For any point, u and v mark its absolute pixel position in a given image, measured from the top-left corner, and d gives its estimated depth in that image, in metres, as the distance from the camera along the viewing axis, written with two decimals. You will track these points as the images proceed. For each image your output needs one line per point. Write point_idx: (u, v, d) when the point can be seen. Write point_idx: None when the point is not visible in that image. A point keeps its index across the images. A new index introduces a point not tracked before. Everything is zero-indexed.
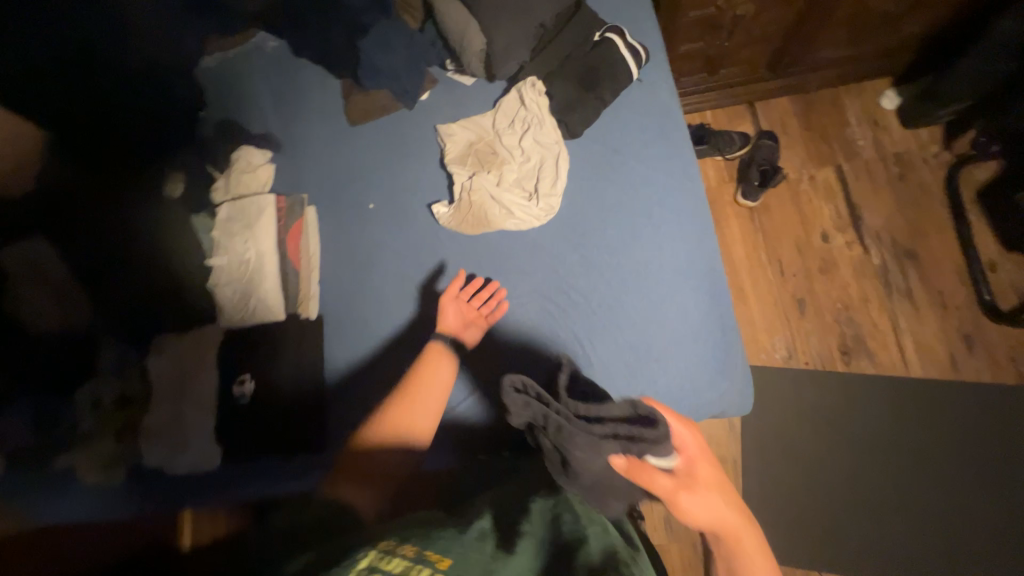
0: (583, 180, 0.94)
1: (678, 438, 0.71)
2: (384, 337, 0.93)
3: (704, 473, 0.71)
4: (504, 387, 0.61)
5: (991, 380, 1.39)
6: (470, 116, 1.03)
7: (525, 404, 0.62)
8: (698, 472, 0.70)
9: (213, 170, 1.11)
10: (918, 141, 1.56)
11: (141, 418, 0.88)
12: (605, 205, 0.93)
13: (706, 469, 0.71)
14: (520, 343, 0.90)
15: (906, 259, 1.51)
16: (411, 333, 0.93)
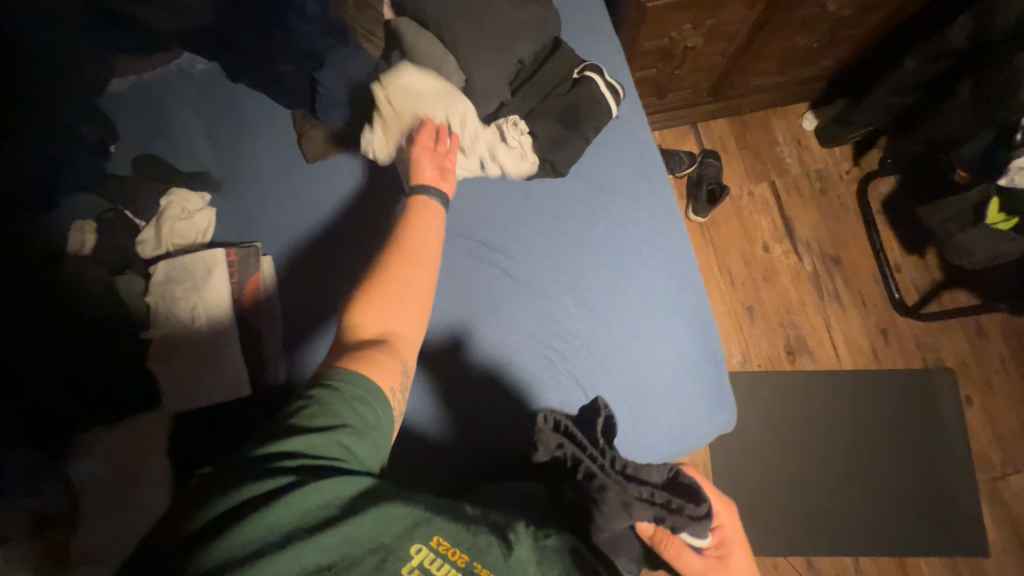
0: (570, 219, 0.93)
1: (717, 518, 0.74)
2: None
3: (740, 563, 0.72)
4: (540, 419, 0.71)
5: (904, 367, 1.62)
6: (425, 102, 0.87)
7: (564, 439, 0.71)
8: (731, 559, 0.73)
9: (135, 219, 0.94)
10: (834, 159, 1.76)
11: (69, 541, 0.72)
12: (592, 245, 0.92)
13: (744, 557, 0.73)
14: (520, 393, 0.86)
15: (833, 265, 1.70)
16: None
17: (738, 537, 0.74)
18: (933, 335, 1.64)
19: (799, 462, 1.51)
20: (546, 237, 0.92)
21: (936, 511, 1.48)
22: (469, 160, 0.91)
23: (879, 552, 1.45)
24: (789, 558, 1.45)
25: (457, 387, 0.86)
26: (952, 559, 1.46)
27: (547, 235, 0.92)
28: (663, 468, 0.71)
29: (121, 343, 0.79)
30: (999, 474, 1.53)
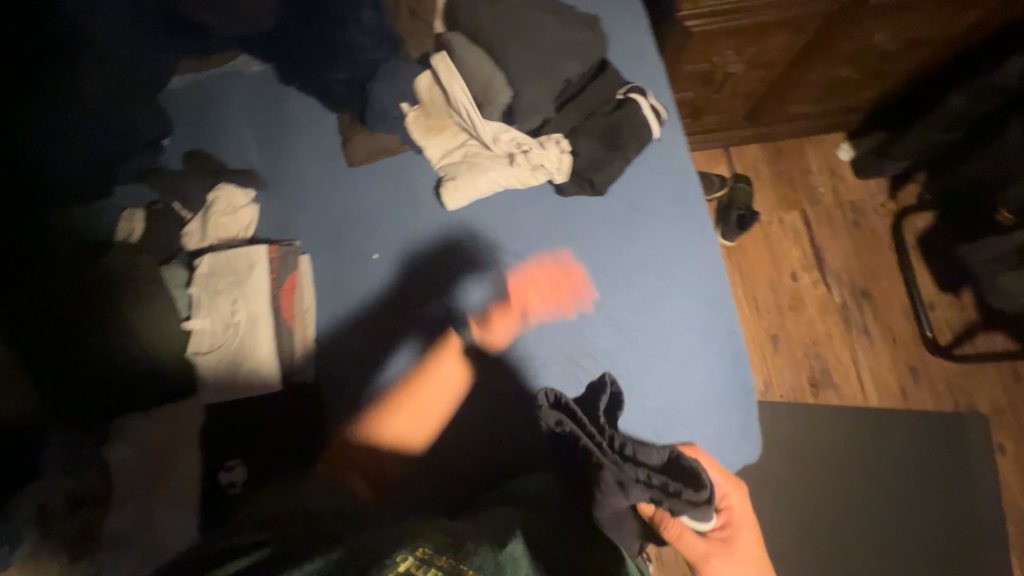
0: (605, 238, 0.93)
1: (725, 497, 0.76)
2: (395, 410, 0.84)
3: (746, 545, 0.74)
4: (540, 395, 0.68)
5: (933, 407, 1.57)
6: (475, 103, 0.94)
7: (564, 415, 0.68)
8: (736, 539, 0.74)
9: (184, 212, 0.98)
10: (869, 190, 1.73)
11: (100, 524, 0.73)
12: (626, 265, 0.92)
13: (750, 539, 0.75)
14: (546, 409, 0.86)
15: (863, 297, 1.66)
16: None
17: (745, 519, 0.76)
18: (965, 377, 1.59)
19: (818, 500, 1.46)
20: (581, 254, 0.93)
21: None
22: (508, 172, 0.93)
23: None
24: None
25: (484, 399, 0.86)
26: None
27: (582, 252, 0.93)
28: (662, 450, 0.70)
29: (161, 334, 0.80)
30: None
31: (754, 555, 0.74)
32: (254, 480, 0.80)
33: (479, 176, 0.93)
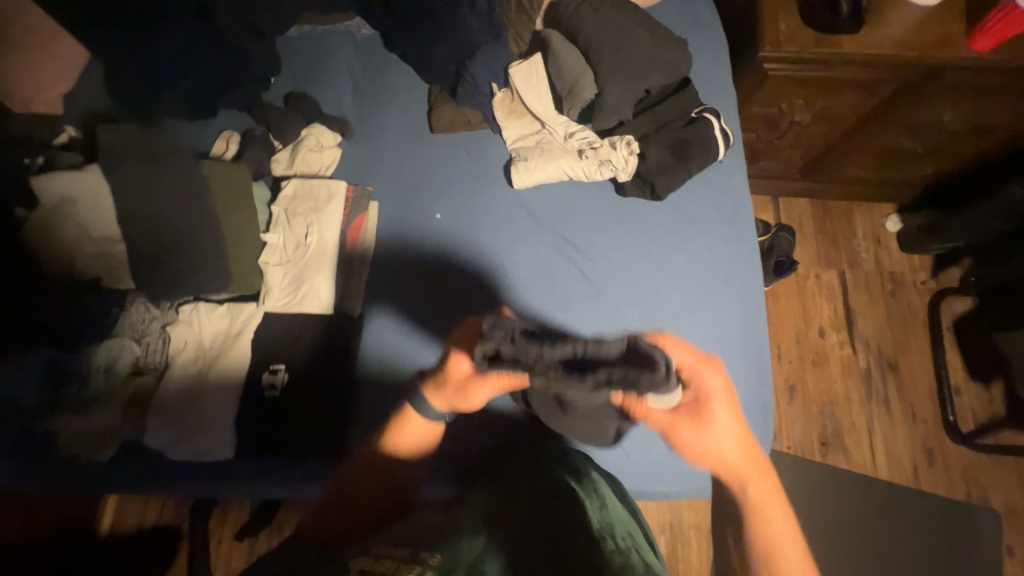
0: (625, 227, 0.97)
1: (697, 375, 0.69)
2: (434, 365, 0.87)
3: (723, 419, 0.68)
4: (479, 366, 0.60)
5: (944, 494, 1.53)
6: (552, 99, 1.03)
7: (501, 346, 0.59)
8: (708, 410, 0.68)
9: (276, 143, 1.08)
10: (912, 266, 1.74)
11: (151, 393, 0.81)
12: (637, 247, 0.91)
13: (723, 410, 0.68)
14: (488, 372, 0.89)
15: (888, 368, 1.65)
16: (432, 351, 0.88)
17: (720, 391, 0.69)
18: (982, 471, 1.55)
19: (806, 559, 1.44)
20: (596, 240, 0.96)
21: None
22: (576, 165, 1.00)
23: None
24: None
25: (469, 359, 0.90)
26: None
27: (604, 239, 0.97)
28: (618, 340, 0.58)
29: (241, 242, 0.87)
30: None
31: (729, 428, 0.69)
32: (294, 388, 0.85)
33: (549, 161, 1.00)
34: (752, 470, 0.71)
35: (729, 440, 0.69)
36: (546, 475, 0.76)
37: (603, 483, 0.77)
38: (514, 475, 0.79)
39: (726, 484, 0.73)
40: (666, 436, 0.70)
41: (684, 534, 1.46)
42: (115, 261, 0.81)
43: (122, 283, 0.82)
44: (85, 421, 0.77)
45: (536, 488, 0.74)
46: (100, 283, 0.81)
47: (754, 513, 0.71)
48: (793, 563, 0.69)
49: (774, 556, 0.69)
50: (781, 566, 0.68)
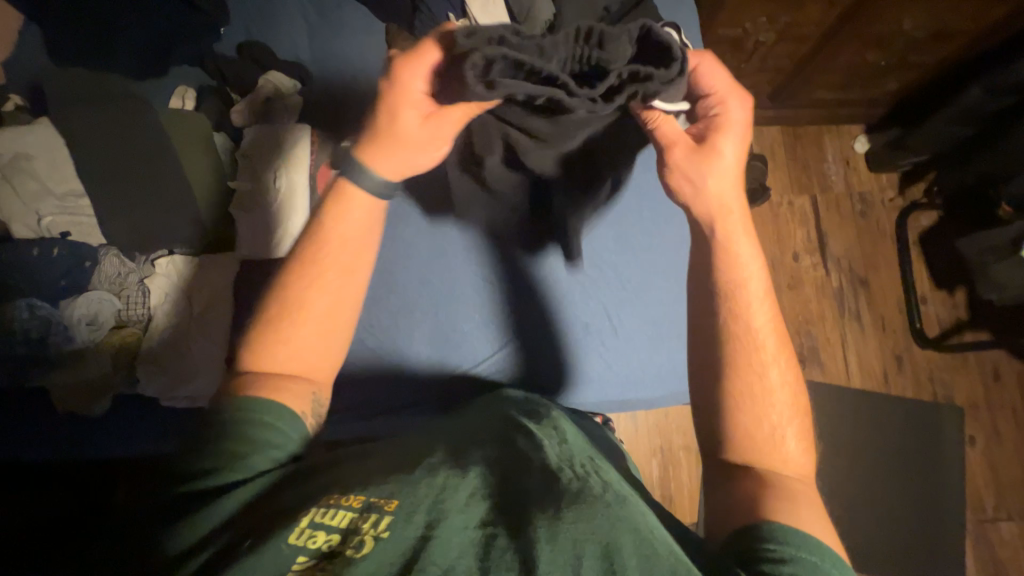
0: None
1: (722, 105, 0.69)
2: (433, 297, 0.96)
3: (726, 150, 0.69)
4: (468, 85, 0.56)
5: (912, 395, 1.64)
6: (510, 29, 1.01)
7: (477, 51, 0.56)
8: (718, 141, 0.69)
9: (235, 95, 1.04)
10: (880, 184, 1.79)
11: (139, 344, 0.82)
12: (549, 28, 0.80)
13: (733, 147, 0.69)
14: (468, 350, 0.95)
15: (859, 284, 1.72)
16: (434, 282, 0.97)
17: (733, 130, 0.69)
18: (948, 371, 1.66)
19: None
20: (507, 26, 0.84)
21: (916, 538, 1.51)
22: None
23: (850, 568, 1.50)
24: None
25: (457, 330, 0.96)
26: None
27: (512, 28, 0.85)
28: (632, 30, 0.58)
29: (209, 191, 0.87)
30: (988, 517, 1.56)
31: (730, 164, 0.69)
32: None
33: None
34: (733, 217, 0.71)
35: (729, 176, 0.69)
36: (501, 417, 0.72)
37: (561, 419, 0.74)
38: (468, 416, 0.76)
39: (705, 232, 0.72)
40: (660, 159, 0.73)
41: (675, 454, 1.54)
42: (81, 216, 0.81)
43: (91, 239, 0.82)
44: (74, 372, 0.79)
45: (492, 426, 0.70)
46: (68, 239, 0.81)
47: (739, 319, 0.68)
48: (770, 398, 0.66)
49: (751, 373, 0.67)
50: (760, 389, 0.66)
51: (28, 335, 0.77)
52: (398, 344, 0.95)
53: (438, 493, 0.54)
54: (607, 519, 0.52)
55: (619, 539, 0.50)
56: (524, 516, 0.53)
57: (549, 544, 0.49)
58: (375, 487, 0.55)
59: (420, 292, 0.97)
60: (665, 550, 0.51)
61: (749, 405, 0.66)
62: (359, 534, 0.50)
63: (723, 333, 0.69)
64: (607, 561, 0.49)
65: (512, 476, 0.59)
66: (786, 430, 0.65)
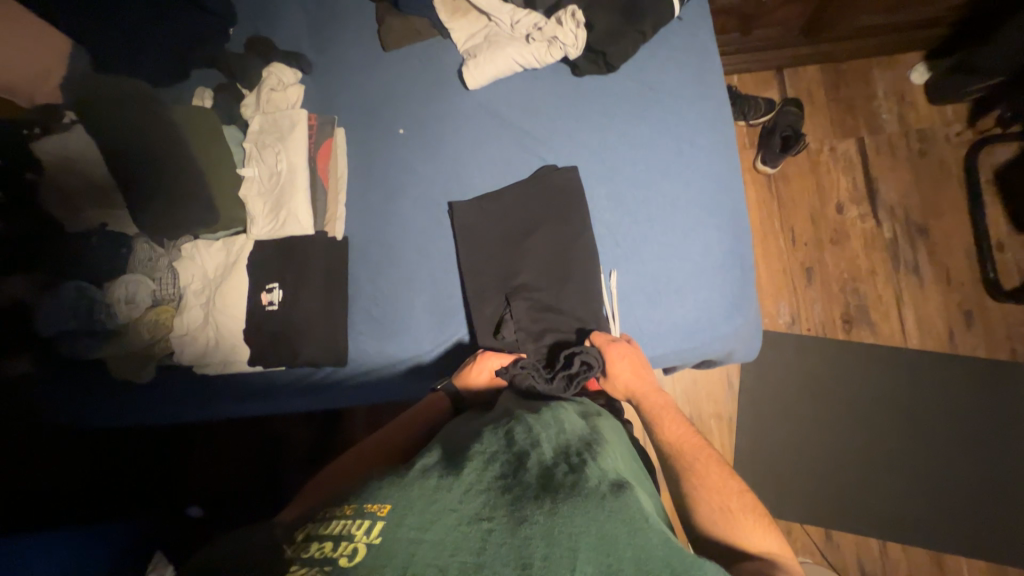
0: (553, 241, 0.94)
1: (605, 348, 0.87)
2: (426, 266, 0.98)
3: (622, 370, 0.85)
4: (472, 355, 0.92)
5: (985, 354, 1.46)
6: None
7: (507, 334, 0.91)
8: (618, 371, 0.85)
9: (243, 89, 1.10)
10: (943, 119, 1.58)
11: (173, 318, 0.93)
12: (556, 251, 0.93)
13: (625, 369, 0.85)
14: (462, 317, 0.96)
15: (918, 234, 1.54)
16: (428, 251, 0.98)
17: (625, 355, 0.86)
18: None
19: (828, 434, 1.45)
20: (522, 242, 0.95)
21: (987, 508, 1.37)
22: (524, 50, 0.97)
23: (910, 543, 1.36)
24: (805, 529, 1.40)
25: (451, 297, 0.96)
26: (998, 566, 1.33)
27: (537, 257, 0.94)
28: (595, 352, 0.86)
29: (225, 180, 0.96)
30: None
31: (629, 377, 0.85)
32: (289, 302, 0.95)
33: (495, 47, 0.98)
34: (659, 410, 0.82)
35: (635, 381, 0.85)
36: (500, 413, 0.74)
37: (561, 408, 0.75)
38: (461, 419, 0.77)
39: (649, 430, 0.82)
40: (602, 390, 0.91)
41: (706, 423, 1.47)
42: (116, 208, 0.92)
43: (126, 228, 0.94)
44: (120, 343, 0.91)
45: (490, 423, 0.71)
46: (106, 228, 0.94)
47: (690, 471, 0.75)
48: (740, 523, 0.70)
49: (696, 484, 0.74)
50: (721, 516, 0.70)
51: (77, 312, 0.89)
52: (397, 311, 0.97)
53: (431, 493, 0.54)
54: (603, 511, 0.54)
55: (615, 530, 0.53)
56: (520, 517, 0.52)
57: (545, 540, 0.50)
58: (369, 493, 0.56)
59: (414, 263, 0.98)
60: (659, 541, 0.54)
61: (706, 494, 0.73)
62: (351, 541, 0.50)
63: (665, 453, 0.79)
64: (606, 556, 0.51)
65: (508, 470, 0.59)
66: (739, 514, 0.70)
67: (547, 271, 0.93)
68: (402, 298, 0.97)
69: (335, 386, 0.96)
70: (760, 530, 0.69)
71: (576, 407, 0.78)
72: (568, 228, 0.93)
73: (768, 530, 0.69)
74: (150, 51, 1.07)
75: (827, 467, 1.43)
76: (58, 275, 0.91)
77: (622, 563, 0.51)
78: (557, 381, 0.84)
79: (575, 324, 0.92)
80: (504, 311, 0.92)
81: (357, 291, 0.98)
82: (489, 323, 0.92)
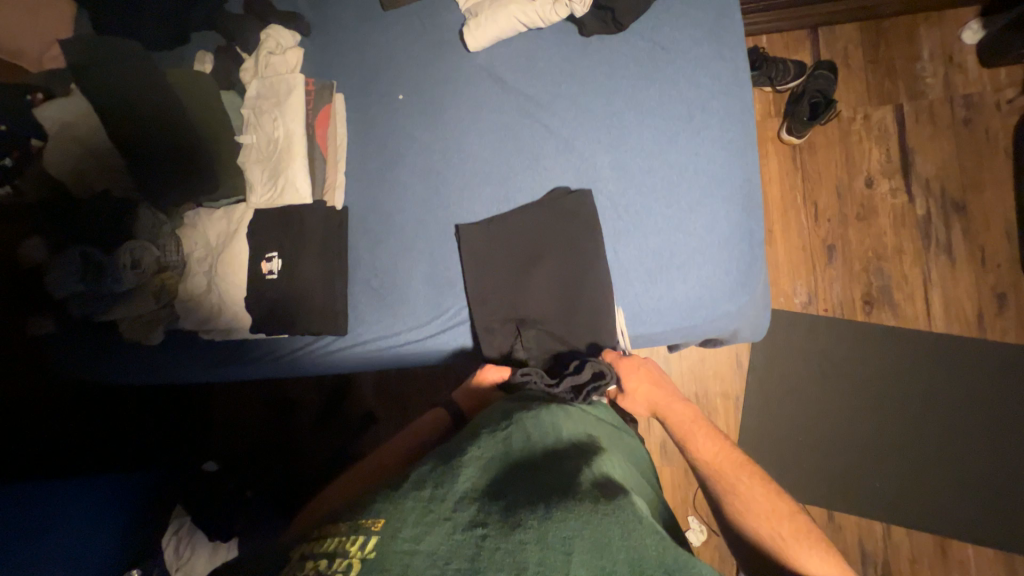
0: (560, 265, 0.91)
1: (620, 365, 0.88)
2: (424, 235, 0.96)
3: (639, 385, 0.87)
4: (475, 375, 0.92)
5: (1015, 340, 1.38)
6: None
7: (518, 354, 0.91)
8: (635, 386, 0.87)
9: (242, 53, 1.06)
10: (994, 83, 1.44)
11: (177, 283, 0.95)
12: (557, 229, 0.91)
13: (642, 383, 0.87)
14: (460, 288, 0.95)
15: (953, 211, 1.43)
16: (425, 222, 0.97)
17: (639, 368, 0.88)
18: None
19: (839, 418, 1.41)
20: (522, 222, 0.92)
21: (1001, 496, 1.33)
22: (528, 7, 0.91)
23: (915, 528, 1.34)
24: (807, 509, 1.39)
25: (449, 268, 0.95)
26: (1008, 555, 1.31)
27: (546, 282, 0.91)
28: (603, 364, 0.84)
29: (222, 147, 0.96)
30: None
31: (647, 391, 0.87)
32: (288, 271, 0.96)
33: (497, 5, 0.93)
34: (688, 425, 0.82)
35: (654, 393, 0.86)
36: (495, 417, 0.73)
37: (557, 410, 0.74)
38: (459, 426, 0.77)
39: (682, 447, 0.82)
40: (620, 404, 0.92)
41: (712, 402, 1.45)
42: (119, 174, 0.94)
43: (128, 194, 0.95)
44: (128, 307, 0.93)
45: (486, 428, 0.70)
46: (110, 192, 0.95)
47: (732, 492, 0.75)
48: (791, 549, 0.68)
49: (741, 509, 0.73)
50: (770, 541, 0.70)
51: (84, 275, 0.91)
52: (395, 282, 0.96)
53: (427, 505, 0.54)
54: (595, 514, 0.53)
55: (608, 532, 0.52)
56: (514, 525, 0.52)
57: (540, 546, 0.50)
58: (363, 509, 0.55)
59: (411, 233, 0.97)
60: (652, 540, 0.53)
61: (752, 518, 0.72)
62: (346, 557, 0.49)
63: (704, 478, 0.78)
64: (600, 558, 0.50)
65: (503, 482, 0.60)
66: (790, 539, 0.69)
67: (557, 289, 0.91)
68: (399, 268, 0.96)
69: (335, 355, 0.97)
70: (814, 553, 0.67)
71: (579, 406, 0.78)
72: (573, 231, 0.90)
73: (824, 552, 0.68)
74: (147, 11, 1.04)
75: (834, 450, 1.40)
76: (67, 239, 0.93)
77: (616, 565, 0.50)
78: (563, 390, 0.82)
79: (586, 339, 0.90)
80: (515, 341, 0.92)
81: (357, 260, 0.98)
82: (498, 345, 0.92)
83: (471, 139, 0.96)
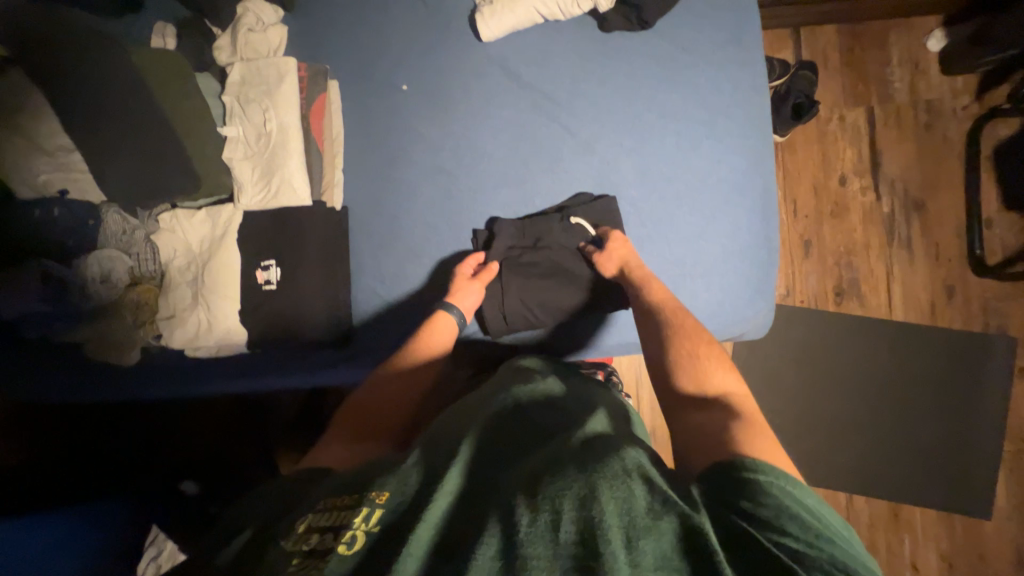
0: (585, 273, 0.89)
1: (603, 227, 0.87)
2: (437, 240, 0.91)
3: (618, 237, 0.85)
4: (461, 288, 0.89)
5: (960, 326, 1.54)
6: None
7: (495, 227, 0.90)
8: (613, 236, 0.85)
9: (213, 28, 0.93)
10: (952, 90, 1.56)
11: (156, 297, 0.84)
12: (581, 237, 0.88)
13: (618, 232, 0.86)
14: None
15: (913, 209, 1.56)
16: (439, 227, 0.91)
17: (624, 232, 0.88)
18: (1005, 299, 1.53)
19: (813, 402, 1.52)
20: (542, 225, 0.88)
21: (944, 464, 1.50)
22: None
23: (874, 497, 1.49)
24: None
25: None
26: (948, 513, 1.48)
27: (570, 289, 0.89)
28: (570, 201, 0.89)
29: (198, 138, 0.84)
30: None
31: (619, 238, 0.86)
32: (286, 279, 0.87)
33: None
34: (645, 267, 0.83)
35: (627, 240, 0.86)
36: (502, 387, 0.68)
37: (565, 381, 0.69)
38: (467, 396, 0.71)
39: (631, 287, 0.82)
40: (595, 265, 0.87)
41: None
42: (76, 173, 0.80)
43: (90, 196, 0.83)
44: (98, 327, 0.83)
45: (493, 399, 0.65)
46: (66, 196, 0.82)
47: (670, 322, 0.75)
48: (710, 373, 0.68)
49: (679, 336, 0.73)
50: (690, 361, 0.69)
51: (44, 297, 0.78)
52: (405, 289, 0.91)
53: (427, 478, 0.50)
54: (587, 471, 0.47)
55: (600, 487, 0.45)
56: (510, 491, 0.47)
57: (535, 506, 0.44)
58: (367, 480, 0.51)
59: (423, 239, 0.91)
60: (643, 492, 0.46)
61: (679, 337, 0.73)
62: (349, 529, 0.45)
63: (650, 310, 0.78)
64: (589, 511, 0.43)
65: (507, 451, 0.55)
66: (714, 366, 0.69)
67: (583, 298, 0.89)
68: (413, 277, 0.90)
69: (341, 367, 0.91)
70: (732, 379, 0.67)
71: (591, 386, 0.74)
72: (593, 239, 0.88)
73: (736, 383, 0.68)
74: None
75: (807, 431, 1.52)
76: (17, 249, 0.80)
77: (608, 520, 0.43)
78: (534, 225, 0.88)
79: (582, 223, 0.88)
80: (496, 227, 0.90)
81: (364, 268, 0.91)
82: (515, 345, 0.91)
83: (485, 137, 0.91)
